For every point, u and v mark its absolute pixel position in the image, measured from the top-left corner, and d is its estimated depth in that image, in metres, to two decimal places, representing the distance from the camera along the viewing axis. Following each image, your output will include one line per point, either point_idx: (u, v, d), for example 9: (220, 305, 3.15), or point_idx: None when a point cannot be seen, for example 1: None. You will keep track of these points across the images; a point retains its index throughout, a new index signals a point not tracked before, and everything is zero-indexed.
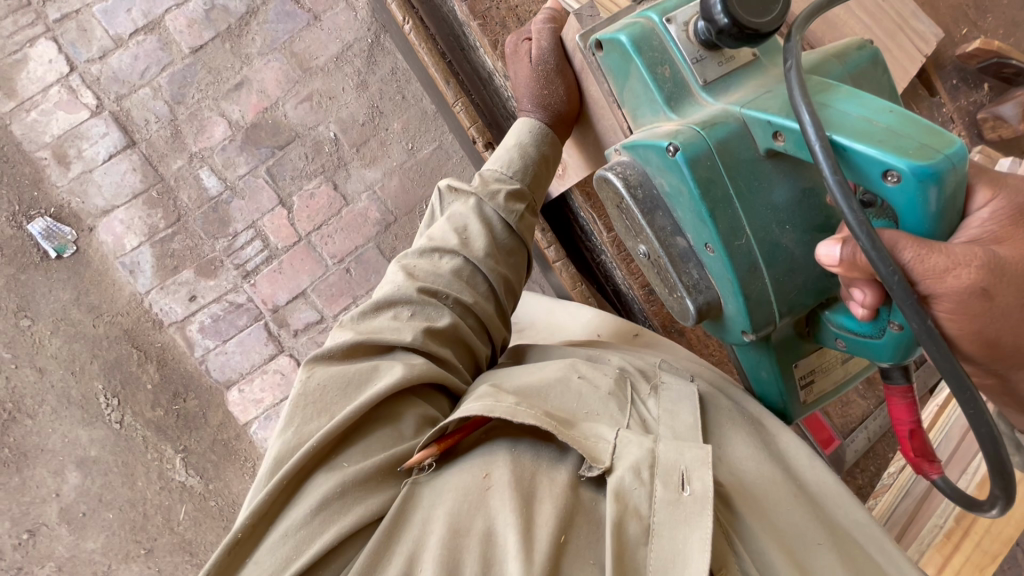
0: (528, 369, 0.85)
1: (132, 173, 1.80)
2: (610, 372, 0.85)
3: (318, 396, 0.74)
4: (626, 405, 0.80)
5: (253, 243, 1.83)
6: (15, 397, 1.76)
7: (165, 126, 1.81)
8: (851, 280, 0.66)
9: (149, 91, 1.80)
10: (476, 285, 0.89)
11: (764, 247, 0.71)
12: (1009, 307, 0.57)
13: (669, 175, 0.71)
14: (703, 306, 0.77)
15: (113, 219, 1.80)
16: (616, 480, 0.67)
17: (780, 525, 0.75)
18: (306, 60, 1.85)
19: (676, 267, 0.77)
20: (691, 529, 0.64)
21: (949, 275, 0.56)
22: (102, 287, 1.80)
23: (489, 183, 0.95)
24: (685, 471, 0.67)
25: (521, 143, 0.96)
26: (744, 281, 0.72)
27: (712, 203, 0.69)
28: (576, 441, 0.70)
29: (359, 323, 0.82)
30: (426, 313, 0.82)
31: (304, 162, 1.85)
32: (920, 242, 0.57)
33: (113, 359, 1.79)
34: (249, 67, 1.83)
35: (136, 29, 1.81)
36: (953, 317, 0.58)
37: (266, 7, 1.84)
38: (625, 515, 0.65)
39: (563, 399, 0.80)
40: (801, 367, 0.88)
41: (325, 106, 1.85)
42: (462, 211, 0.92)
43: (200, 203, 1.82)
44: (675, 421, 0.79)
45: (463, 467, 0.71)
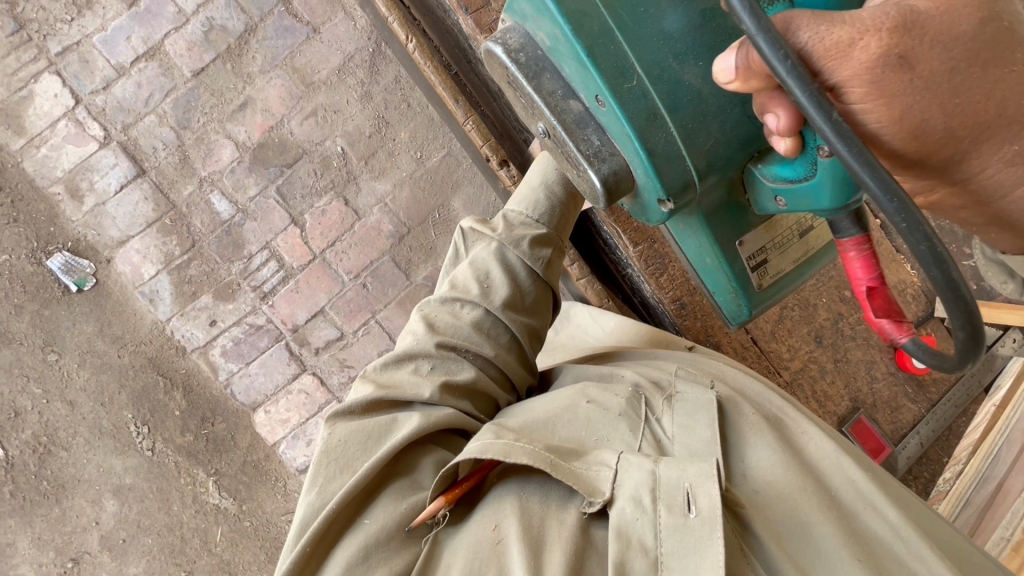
0: (540, 404, 0.84)
1: (144, 203, 1.80)
2: (621, 392, 0.83)
3: (340, 453, 0.72)
4: (637, 428, 0.78)
5: (269, 264, 1.82)
6: (49, 430, 1.79)
7: (173, 152, 1.80)
8: (761, 103, 0.59)
9: (155, 118, 1.79)
10: (498, 337, 0.85)
11: (660, 88, 0.65)
12: (930, 76, 0.53)
13: (544, 21, 0.67)
14: (608, 176, 0.71)
15: (128, 249, 1.80)
16: (617, 513, 0.64)
17: (801, 538, 0.71)
18: (308, 74, 1.81)
19: (574, 134, 0.71)
20: (701, 556, 0.60)
21: (855, 49, 0.52)
22: (124, 317, 1.81)
23: (513, 226, 0.91)
24: (690, 489, 0.64)
25: (546, 181, 0.93)
26: (644, 135, 0.66)
27: (589, 41, 0.64)
28: (574, 475, 0.67)
29: (380, 375, 0.80)
30: (446, 367, 0.80)
31: (313, 178, 1.82)
32: (818, 20, 0.52)
33: (140, 388, 1.80)
34: (251, 86, 1.81)
35: (137, 56, 1.79)
36: (867, 101, 0.53)
37: (264, 23, 1.81)
38: (628, 552, 0.61)
39: (570, 429, 0.78)
40: (748, 243, 0.82)
41: (331, 120, 1.82)
42: (484, 256, 0.88)
43: (213, 227, 1.81)
44: (692, 437, 0.76)
45: (476, 518, 0.69)
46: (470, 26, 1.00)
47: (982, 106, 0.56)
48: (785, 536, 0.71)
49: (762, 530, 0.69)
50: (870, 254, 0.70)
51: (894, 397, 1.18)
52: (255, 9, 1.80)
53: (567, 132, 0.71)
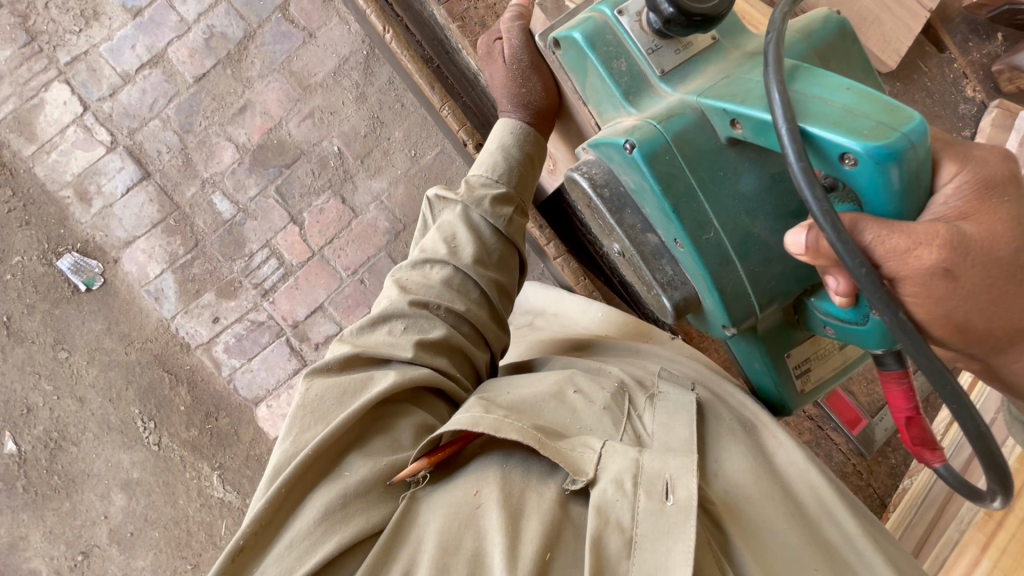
0: (526, 383, 0.86)
1: (150, 204, 1.86)
2: (608, 385, 0.84)
3: (315, 406, 0.75)
4: (619, 418, 0.80)
5: (269, 261, 1.87)
6: (60, 426, 1.85)
7: (177, 155, 1.87)
8: (823, 267, 0.63)
9: (159, 122, 1.86)
10: (469, 293, 0.89)
11: (734, 237, 0.69)
12: (971, 287, 0.56)
13: (631, 173, 0.70)
14: (680, 302, 0.75)
15: (135, 249, 1.86)
16: (599, 493, 0.66)
17: (771, 541, 0.73)
18: (305, 77, 1.87)
19: (649, 264, 0.76)
20: (674, 541, 0.63)
21: (911, 256, 0.55)
22: (130, 316, 1.87)
23: (475, 189, 0.94)
24: (670, 480, 0.67)
25: (504, 144, 0.96)
26: (715, 275, 0.70)
27: (675, 198, 0.68)
28: (562, 455, 0.70)
29: (356, 337, 0.84)
30: (419, 325, 0.83)
31: (311, 178, 1.88)
32: (880, 222, 0.56)
33: (146, 384, 1.86)
34: (251, 90, 1.87)
35: (142, 64, 1.86)
36: (917, 300, 0.57)
37: (262, 29, 1.87)
38: (606, 528, 0.64)
39: (556, 415, 0.80)
40: (795, 355, 0.85)
41: (327, 121, 1.88)
42: (450, 220, 0.92)
43: (215, 227, 1.87)
44: (670, 435, 0.78)
45: (455, 485, 0.72)
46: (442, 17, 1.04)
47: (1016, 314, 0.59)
48: (757, 538, 0.73)
49: (737, 537, 0.71)
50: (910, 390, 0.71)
51: (870, 369, 1.19)
52: (253, 16, 1.87)
53: (644, 261, 0.75)
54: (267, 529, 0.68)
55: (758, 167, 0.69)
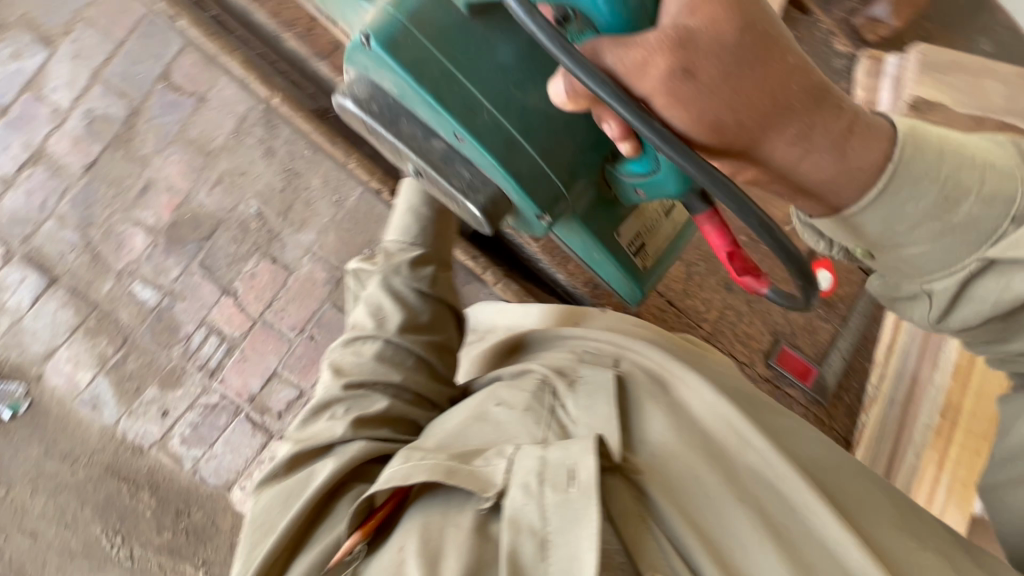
0: (452, 414, 0.85)
1: (64, 309, 1.73)
2: (528, 386, 0.84)
3: (266, 525, 0.73)
4: (543, 417, 0.78)
5: (209, 339, 1.78)
6: (16, 567, 1.69)
7: (82, 252, 1.74)
8: (598, 114, 0.68)
9: (55, 222, 1.73)
10: (404, 361, 0.88)
11: (503, 110, 0.78)
12: (711, 82, 0.59)
13: (383, 72, 0.78)
14: (487, 206, 0.85)
15: (57, 360, 1.73)
16: (509, 503, 0.65)
17: (698, 495, 0.72)
18: (205, 143, 1.78)
19: (443, 171, 0.85)
20: (582, 527, 0.61)
21: (649, 68, 0.59)
22: (69, 431, 1.73)
23: (392, 256, 0.98)
24: (572, 466, 0.66)
25: (410, 207, 1.02)
26: (505, 161, 0.80)
27: (432, 86, 0.76)
28: (471, 476, 0.68)
29: (299, 432, 0.82)
30: (358, 405, 0.81)
31: (235, 245, 1.80)
32: (616, 44, 0.61)
33: (104, 498, 1.73)
34: (149, 168, 1.76)
35: (21, 164, 1.73)
36: (671, 109, 0.61)
37: (147, 103, 1.76)
38: (516, 536, 0.63)
39: (481, 434, 0.78)
40: (626, 234, 0.99)
41: (238, 183, 1.80)
42: (372, 293, 0.93)
43: (142, 317, 1.76)
44: (592, 415, 0.78)
45: (387, 540, 0.69)
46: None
47: (761, 98, 0.61)
48: (684, 493, 0.72)
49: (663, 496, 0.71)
50: (721, 224, 0.79)
51: (810, 323, 1.44)
52: (134, 91, 1.75)
53: (435, 169, 0.85)
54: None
55: (508, 37, 0.77)
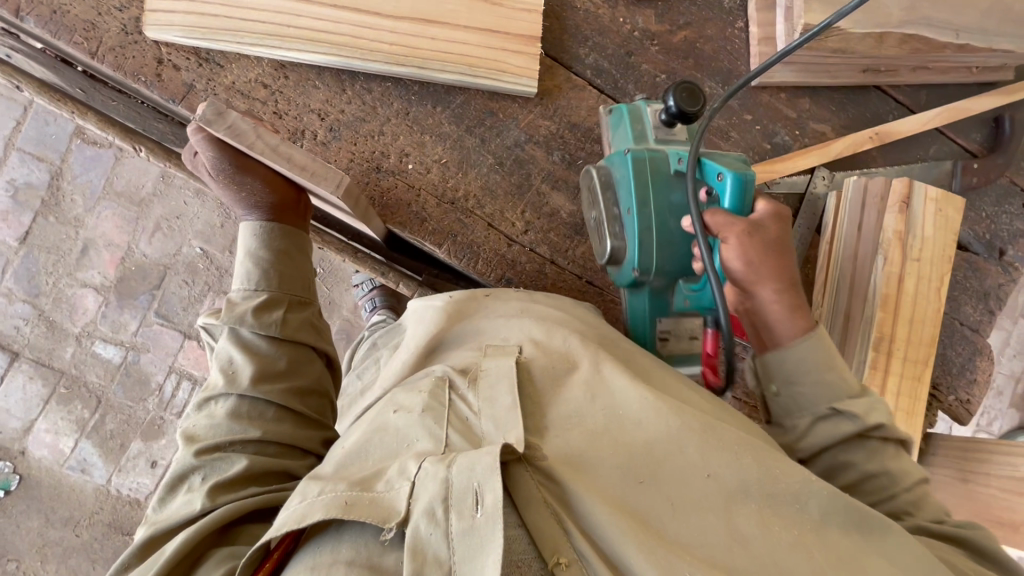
0: (348, 438, 0.72)
1: (32, 382, 1.74)
2: (424, 386, 0.71)
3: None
4: (443, 416, 0.66)
5: (182, 385, 1.79)
6: None
7: (37, 323, 1.73)
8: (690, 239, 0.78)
9: (3, 299, 1.72)
10: (264, 413, 0.80)
11: (660, 216, 0.79)
12: (762, 245, 0.73)
13: (618, 166, 0.82)
14: (614, 249, 0.82)
15: (38, 432, 1.75)
16: (412, 532, 0.54)
17: (613, 481, 0.60)
18: (135, 193, 1.76)
19: (607, 223, 0.83)
20: (487, 555, 0.51)
21: (732, 224, 0.73)
22: (65, 497, 1.76)
23: (234, 305, 0.84)
24: (479, 485, 0.54)
25: (249, 250, 0.87)
26: (642, 233, 0.79)
27: (643, 185, 0.79)
28: (367, 508, 0.57)
29: (157, 513, 0.75)
30: (216, 469, 0.74)
31: (187, 288, 1.79)
32: (721, 212, 0.74)
33: (113, 555, 1.77)
34: (84, 228, 1.74)
35: None
36: (735, 248, 0.73)
37: (68, 163, 1.73)
38: (420, 574, 0.52)
39: (383, 450, 0.66)
40: (665, 325, 0.84)
41: (177, 227, 1.78)
42: (222, 345, 0.84)
43: (111, 375, 1.77)
44: (494, 406, 0.65)
45: None
46: (203, 149, 0.84)
47: (780, 269, 0.74)
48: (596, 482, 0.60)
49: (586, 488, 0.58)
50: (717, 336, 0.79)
51: None
52: (52, 154, 1.72)
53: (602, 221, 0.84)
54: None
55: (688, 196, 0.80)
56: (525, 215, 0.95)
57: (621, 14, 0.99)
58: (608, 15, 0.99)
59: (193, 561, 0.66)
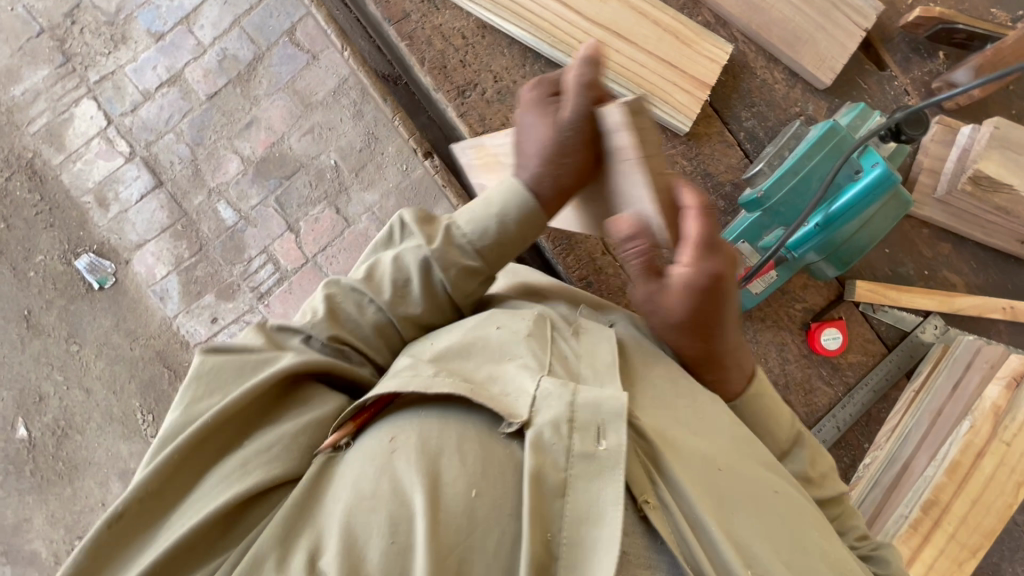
0: (452, 327, 0.90)
1: (160, 211, 1.99)
2: (528, 316, 0.89)
3: (202, 385, 0.80)
4: (545, 346, 0.84)
5: (266, 266, 1.99)
6: (67, 415, 1.97)
7: (187, 166, 1.99)
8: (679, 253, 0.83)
9: (173, 136, 1.99)
10: (389, 335, 0.92)
11: (815, 172, 0.95)
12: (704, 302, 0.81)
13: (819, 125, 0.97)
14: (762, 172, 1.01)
15: (145, 252, 1.99)
16: (535, 433, 0.72)
17: (686, 450, 0.78)
18: (307, 96, 1.99)
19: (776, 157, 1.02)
20: (604, 482, 0.70)
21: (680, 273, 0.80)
22: (137, 313, 1.98)
23: (450, 243, 0.91)
24: (602, 424, 0.73)
25: (503, 215, 0.91)
26: (791, 173, 0.96)
27: (825, 144, 0.94)
28: (493, 400, 0.75)
29: (271, 331, 0.87)
30: (332, 349, 0.87)
31: (308, 189, 1.99)
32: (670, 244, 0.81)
33: (147, 379, 1.97)
34: (257, 107, 1.99)
35: (161, 83, 1.98)
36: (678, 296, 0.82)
37: (271, 52, 1.99)
38: (543, 465, 0.70)
39: (483, 354, 0.84)
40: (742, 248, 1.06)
41: (325, 137, 1.99)
42: (409, 262, 0.91)
43: (219, 232, 1.99)
44: (594, 360, 0.83)
45: (374, 434, 0.76)
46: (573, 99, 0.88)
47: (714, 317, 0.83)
48: (678, 448, 0.77)
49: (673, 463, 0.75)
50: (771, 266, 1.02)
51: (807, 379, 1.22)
52: (262, 40, 1.99)
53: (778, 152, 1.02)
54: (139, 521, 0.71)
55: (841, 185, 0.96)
56: None
57: None
58: None
59: (296, 387, 0.83)
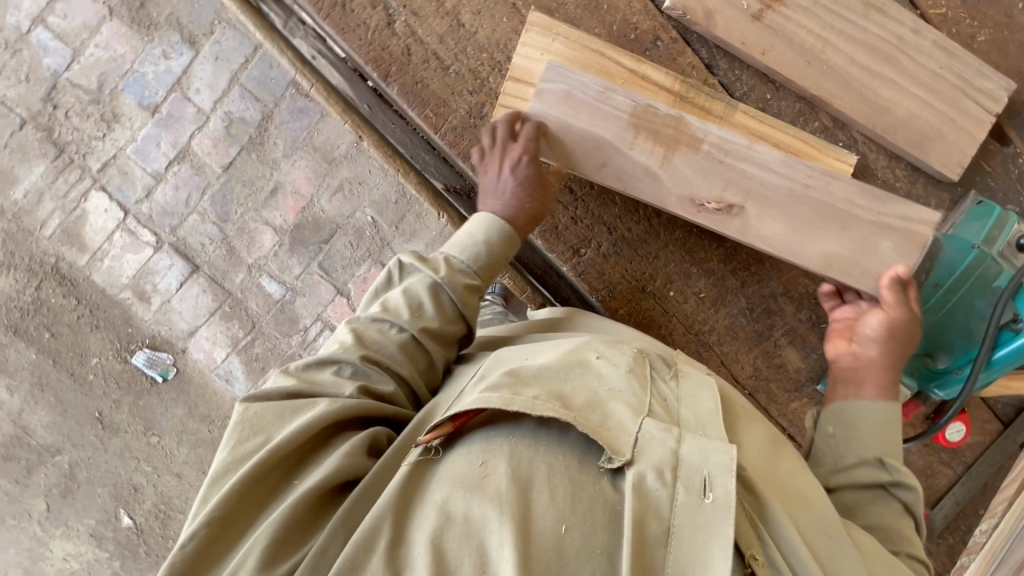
0: (543, 352, 0.84)
1: (204, 294, 1.92)
2: (627, 351, 0.84)
3: (256, 423, 0.78)
4: (646, 385, 0.79)
5: (324, 333, 1.94)
6: (165, 500, 2.03)
7: (219, 246, 1.89)
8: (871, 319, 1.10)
9: (197, 216, 1.87)
10: (417, 360, 0.94)
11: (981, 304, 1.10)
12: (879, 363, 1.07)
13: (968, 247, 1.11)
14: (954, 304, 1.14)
15: (198, 337, 1.95)
16: (635, 475, 0.66)
17: (801, 504, 0.76)
18: (328, 151, 1.83)
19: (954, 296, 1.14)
20: (710, 537, 0.63)
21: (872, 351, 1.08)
22: (207, 398, 1.98)
23: (453, 270, 0.98)
24: (708, 476, 0.66)
25: (488, 240, 1.02)
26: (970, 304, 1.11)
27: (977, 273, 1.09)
28: (596, 430, 0.69)
29: (302, 372, 0.87)
30: (369, 376, 0.88)
31: (350, 250, 1.88)
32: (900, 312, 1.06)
33: None
34: (278, 171, 1.85)
35: (169, 161, 1.84)
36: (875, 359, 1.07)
37: (279, 108, 1.82)
38: (644, 513, 0.64)
39: (582, 381, 0.76)
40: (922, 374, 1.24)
41: (356, 191, 1.84)
42: (419, 288, 0.96)
43: (268, 307, 1.93)
44: (695, 405, 0.78)
45: (464, 451, 0.71)
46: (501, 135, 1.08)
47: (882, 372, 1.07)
48: (781, 496, 0.76)
49: (779, 506, 0.72)
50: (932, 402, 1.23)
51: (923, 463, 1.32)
52: (267, 96, 1.81)
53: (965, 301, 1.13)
54: (212, 550, 0.69)
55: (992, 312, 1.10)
56: (752, 361, 1.21)
57: (912, 192, 1.11)
58: None
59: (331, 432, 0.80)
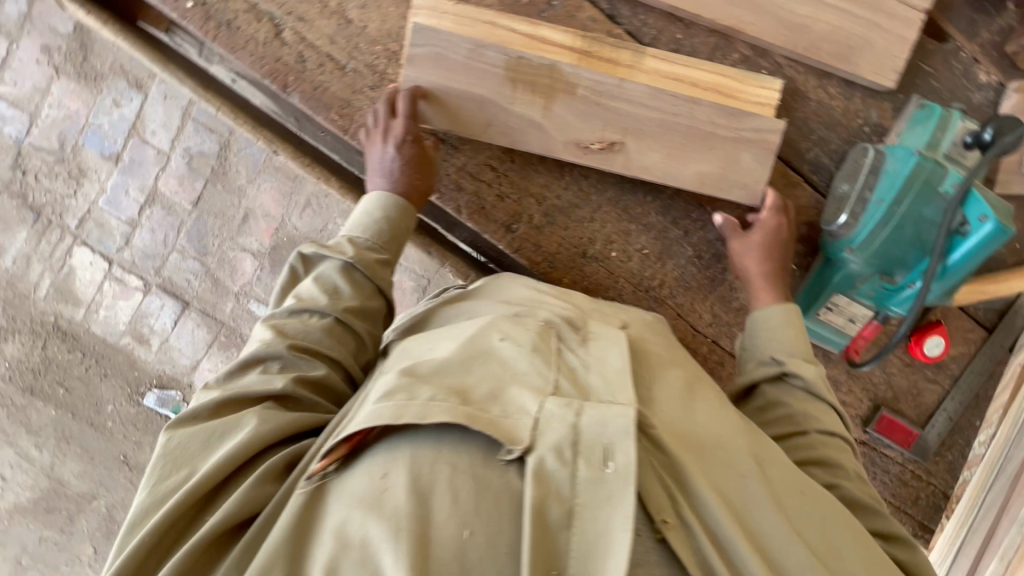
0: (445, 343, 0.81)
1: (199, 328, 1.97)
2: (532, 327, 0.82)
3: (177, 455, 0.75)
4: (552, 361, 0.76)
5: None
6: None
7: (204, 279, 1.94)
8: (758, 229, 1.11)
9: (178, 254, 1.92)
10: (347, 341, 0.90)
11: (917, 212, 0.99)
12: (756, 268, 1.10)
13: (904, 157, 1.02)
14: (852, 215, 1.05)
15: (201, 369, 2.00)
16: (537, 460, 0.64)
17: (718, 463, 0.73)
18: (290, 170, 1.86)
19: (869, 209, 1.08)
20: (612, 510, 0.61)
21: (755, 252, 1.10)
22: None
23: (361, 252, 0.95)
24: (608, 445, 0.64)
25: (387, 213, 0.98)
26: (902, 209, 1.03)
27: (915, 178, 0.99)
28: (493, 424, 0.66)
29: (224, 382, 0.82)
30: (298, 365, 0.84)
31: None
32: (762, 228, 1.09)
33: None
34: (245, 198, 1.88)
35: (141, 206, 1.88)
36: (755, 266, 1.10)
37: (234, 136, 1.84)
38: (545, 498, 0.62)
39: (484, 368, 0.75)
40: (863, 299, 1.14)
41: (325, 205, 1.87)
42: (330, 272, 0.92)
43: None
44: (605, 370, 0.76)
45: (364, 468, 0.67)
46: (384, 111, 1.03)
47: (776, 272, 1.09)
48: (702, 454, 0.73)
49: (695, 468, 0.70)
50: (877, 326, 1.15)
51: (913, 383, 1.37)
52: (221, 126, 1.83)
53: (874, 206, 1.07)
54: None
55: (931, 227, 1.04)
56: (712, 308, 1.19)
57: (856, 104, 1.15)
58: (842, 107, 1.15)
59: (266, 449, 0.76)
